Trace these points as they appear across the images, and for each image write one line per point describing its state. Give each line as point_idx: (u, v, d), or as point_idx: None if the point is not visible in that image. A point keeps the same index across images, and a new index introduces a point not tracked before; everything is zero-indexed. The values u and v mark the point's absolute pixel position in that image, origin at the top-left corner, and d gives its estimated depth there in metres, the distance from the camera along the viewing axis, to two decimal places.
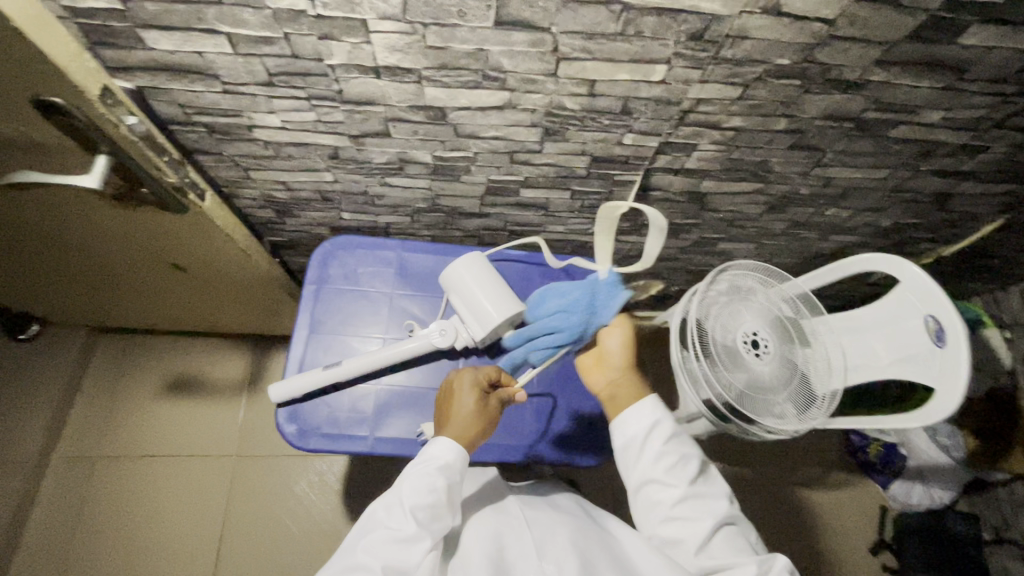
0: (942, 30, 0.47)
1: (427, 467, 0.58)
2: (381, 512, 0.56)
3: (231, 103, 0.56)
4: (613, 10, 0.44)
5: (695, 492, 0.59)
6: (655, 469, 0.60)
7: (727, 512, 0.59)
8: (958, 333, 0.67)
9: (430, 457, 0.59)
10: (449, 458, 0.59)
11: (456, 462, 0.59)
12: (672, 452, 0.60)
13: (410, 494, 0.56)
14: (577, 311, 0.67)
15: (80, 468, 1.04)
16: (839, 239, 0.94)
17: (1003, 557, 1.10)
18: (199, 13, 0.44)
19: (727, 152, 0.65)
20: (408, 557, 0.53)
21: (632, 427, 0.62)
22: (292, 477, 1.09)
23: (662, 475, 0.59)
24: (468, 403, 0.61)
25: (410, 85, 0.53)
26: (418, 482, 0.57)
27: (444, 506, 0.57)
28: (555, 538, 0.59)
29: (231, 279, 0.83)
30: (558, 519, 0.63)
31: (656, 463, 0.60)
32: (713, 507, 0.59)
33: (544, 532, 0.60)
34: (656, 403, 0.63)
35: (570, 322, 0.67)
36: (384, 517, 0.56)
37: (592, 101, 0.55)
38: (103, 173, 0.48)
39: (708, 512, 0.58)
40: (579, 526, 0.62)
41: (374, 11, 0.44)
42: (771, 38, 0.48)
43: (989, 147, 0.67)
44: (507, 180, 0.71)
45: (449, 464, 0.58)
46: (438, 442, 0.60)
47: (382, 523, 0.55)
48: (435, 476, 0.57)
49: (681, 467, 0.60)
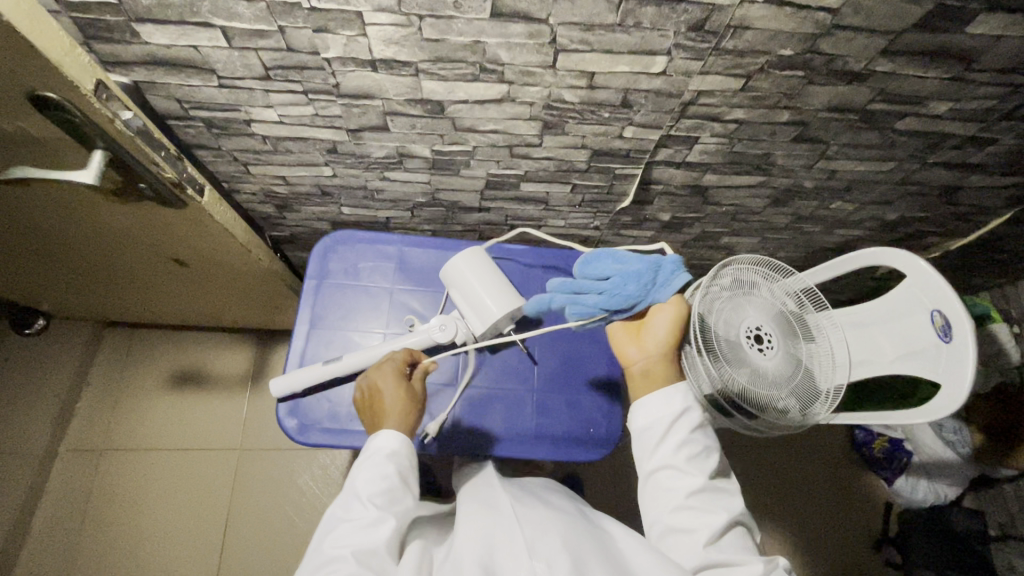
0: (950, 19, 0.46)
1: (373, 455, 0.59)
2: (338, 511, 0.57)
3: (228, 98, 0.55)
4: (611, 1, 0.43)
5: (711, 486, 0.60)
6: (675, 456, 0.60)
7: (739, 510, 0.60)
8: (966, 333, 0.66)
9: (375, 448, 0.59)
10: (393, 442, 0.59)
11: (400, 446, 0.60)
12: (694, 442, 0.61)
13: (363, 484, 0.57)
14: (638, 280, 0.58)
15: (87, 460, 1.06)
16: (845, 233, 0.93)
17: (1010, 553, 1.09)
18: (193, 7, 0.44)
19: (729, 145, 0.64)
20: (375, 539, 0.53)
21: (657, 409, 0.62)
22: (296, 470, 1.09)
23: (682, 463, 0.60)
24: (391, 389, 0.62)
25: (407, 78, 0.52)
26: (369, 471, 0.58)
27: (399, 489, 0.58)
28: (548, 535, 0.57)
29: (231, 274, 0.83)
30: (551, 517, 0.61)
31: (678, 451, 0.60)
32: (727, 502, 0.60)
33: (536, 530, 0.58)
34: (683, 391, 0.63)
35: (624, 290, 0.58)
36: (344, 513, 0.56)
37: (591, 94, 0.55)
38: (99, 170, 0.47)
39: (722, 506, 0.59)
40: (569, 525, 0.60)
41: (369, 3, 0.43)
42: (774, 28, 0.47)
43: (998, 139, 0.65)
44: (507, 174, 0.71)
45: (395, 448, 0.59)
46: (379, 435, 0.60)
47: (343, 519, 0.56)
48: (385, 463, 0.58)
49: (700, 459, 0.61)
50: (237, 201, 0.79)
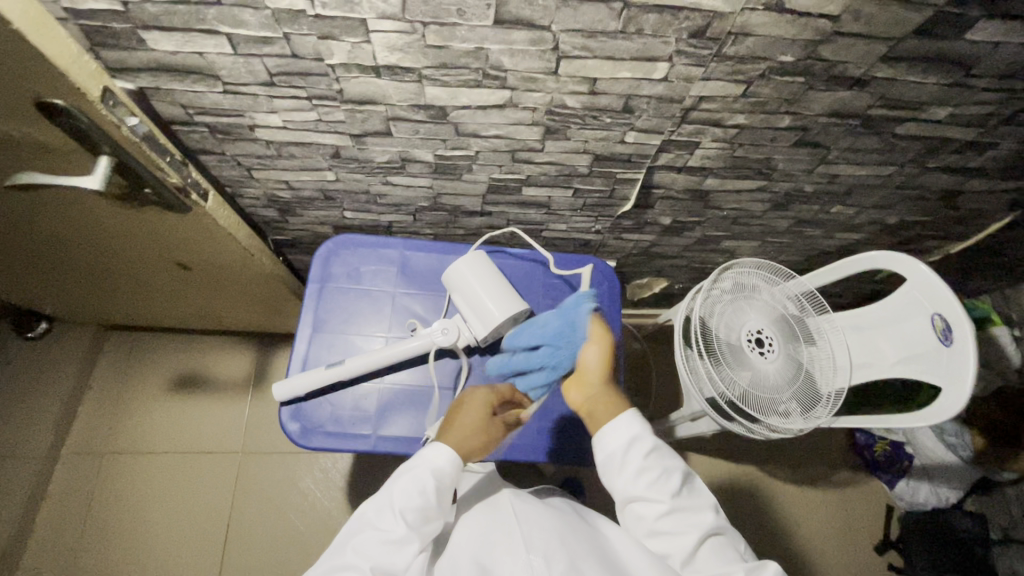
0: (949, 25, 0.47)
1: (417, 468, 0.59)
2: (370, 513, 0.58)
3: (232, 103, 0.56)
4: (613, 8, 0.44)
5: (679, 506, 0.58)
6: (636, 486, 0.58)
7: (713, 523, 0.58)
8: (966, 332, 0.66)
9: (424, 460, 0.59)
10: (445, 464, 0.59)
11: (450, 468, 0.59)
12: (653, 467, 0.59)
13: (399, 497, 0.57)
14: (562, 343, 0.64)
15: (88, 463, 1.06)
16: (845, 237, 0.93)
17: (1012, 557, 1.08)
18: (199, 14, 0.44)
19: (730, 149, 0.65)
20: (396, 560, 0.54)
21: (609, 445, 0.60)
22: (298, 474, 1.10)
23: (644, 492, 0.58)
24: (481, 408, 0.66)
25: (410, 84, 0.52)
26: (408, 484, 0.58)
27: (432, 509, 0.58)
28: (545, 533, 0.58)
29: (235, 278, 0.84)
30: (547, 514, 0.62)
31: (638, 479, 0.59)
32: (699, 520, 0.58)
33: (533, 526, 0.59)
34: (632, 417, 0.61)
35: (559, 356, 0.64)
36: (372, 519, 0.57)
37: (593, 100, 0.55)
38: (105, 176, 0.47)
39: (694, 525, 0.57)
40: (566, 522, 0.61)
41: (373, 10, 0.44)
42: (775, 35, 0.47)
43: (998, 144, 0.66)
44: (509, 179, 0.71)
45: (442, 468, 0.59)
46: (438, 447, 0.60)
47: (370, 525, 0.57)
48: (426, 480, 0.58)
49: (664, 482, 0.59)
50: (240, 205, 0.79)
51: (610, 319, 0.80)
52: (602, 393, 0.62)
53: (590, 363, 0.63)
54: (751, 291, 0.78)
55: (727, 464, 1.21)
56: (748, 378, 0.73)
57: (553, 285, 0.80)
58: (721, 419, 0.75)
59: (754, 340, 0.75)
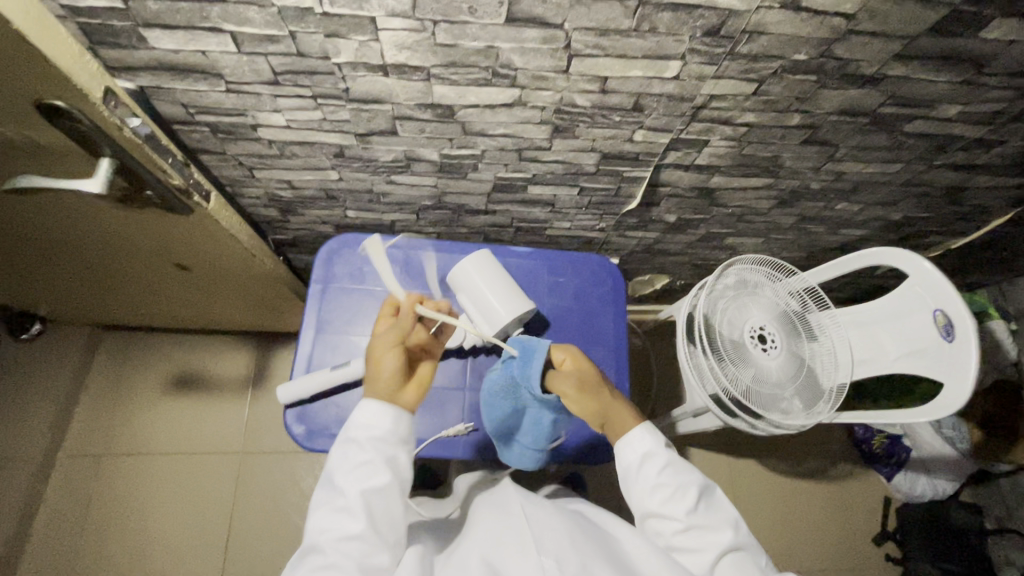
0: (964, 24, 0.46)
1: (347, 432, 0.57)
2: (321, 492, 0.56)
3: (235, 103, 0.55)
4: (628, 6, 0.43)
5: (695, 522, 0.58)
6: (650, 501, 0.59)
7: (731, 540, 0.57)
8: (967, 326, 0.66)
9: (354, 421, 0.57)
10: (366, 414, 0.57)
11: (377, 419, 0.57)
12: (668, 482, 0.59)
13: (338, 464, 0.56)
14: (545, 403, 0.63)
15: (86, 465, 1.04)
16: (848, 233, 0.93)
17: (1006, 546, 1.11)
18: (203, 11, 0.43)
19: (738, 148, 0.64)
20: (351, 524, 0.53)
21: (623, 462, 0.61)
22: (299, 473, 1.09)
23: (657, 507, 0.59)
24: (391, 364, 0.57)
25: (418, 83, 0.51)
26: (343, 449, 0.56)
27: (375, 465, 0.55)
28: (557, 535, 0.57)
29: (235, 278, 0.83)
30: (558, 517, 0.61)
31: (653, 494, 0.59)
32: (716, 536, 0.57)
33: (544, 528, 0.58)
34: (646, 431, 0.61)
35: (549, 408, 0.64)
36: (323, 496, 0.56)
37: (603, 98, 0.54)
38: (106, 178, 0.46)
39: (711, 543, 0.57)
40: (575, 525, 0.61)
41: (383, 8, 0.43)
42: (789, 34, 0.47)
43: (1004, 141, 0.66)
44: (514, 178, 0.70)
45: (368, 422, 0.56)
46: (361, 405, 0.58)
47: (322, 501, 0.55)
48: (358, 436, 0.56)
49: (678, 497, 0.59)
50: (241, 205, 0.78)
51: (615, 317, 0.80)
52: (614, 421, 0.61)
53: (586, 415, 0.60)
54: (754, 288, 0.78)
55: (728, 459, 1.21)
56: (751, 374, 0.73)
57: (557, 284, 0.79)
58: (724, 416, 0.76)
59: (756, 336, 0.75)
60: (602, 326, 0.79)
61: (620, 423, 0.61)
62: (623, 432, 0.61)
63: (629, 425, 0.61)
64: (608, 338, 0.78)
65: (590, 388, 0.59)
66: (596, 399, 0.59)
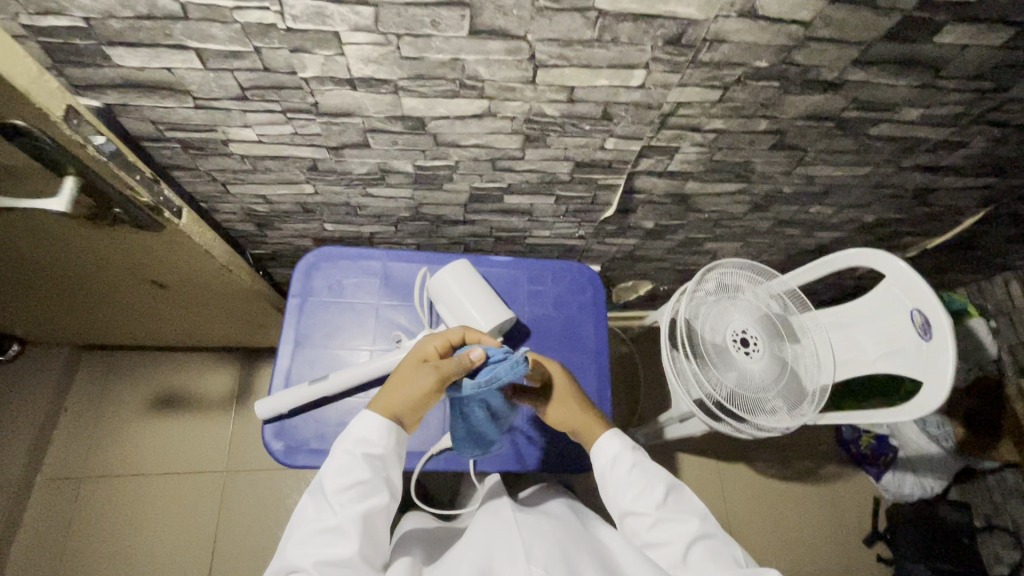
0: (918, 30, 0.47)
1: (345, 446, 0.56)
2: (308, 506, 0.54)
3: (204, 118, 0.55)
4: (589, 17, 0.43)
5: (664, 515, 0.58)
6: (622, 501, 0.59)
7: (699, 529, 0.56)
8: (943, 325, 0.66)
9: (349, 433, 0.57)
10: (369, 429, 0.56)
11: (379, 437, 0.56)
12: (637, 479, 0.59)
13: (331, 478, 0.54)
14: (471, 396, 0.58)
15: (67, 489, 1.02)
16: (824, 235, 0.94)
17: (995, 544, 1.12)
18: (166, 29, 0.43)
19: (709, 154, 0.65)
20: (337, 547, 0.51)
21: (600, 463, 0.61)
22: (285, 490, 1.08)
23: (628, 507, 0.59)
24: (401, 383, 0.57)
25: (386, 96, 0.52)
26: (338, 464, 0.55)
27: (370, 487, 0.55)
28: (547, 545, 0.55)
29: (213, 294, 0.82)
30: (548, 526, 0.59)
31: (623, 493, 0.59)
32: (686, 527, 0.57)
33: (534, 536, 0.56)
34: (619, 435, 0.62)
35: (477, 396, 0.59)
36: (313, 510, 0.54)
37: (571, 107, 0.55)
38: (71, 197, 0.46)
39: (681, 533, 0.56)
40: (567, 534, 0.58)
41: (346, 23, 0.43)
42: (749, 41, 0.47)
43: (969, 142, 0.67)
44: (490, 188, 0.71)
45: (367, 438, 0.56)
46: (363, 417, 0.57)
47: (312, 517, 0.53)
48: (354, 453, 0.55)
49: (648, 493, 0.59)
50: (217, 220, 0.78)
51: (595, 325, 0.80)
52: (578, 417, 0.62)
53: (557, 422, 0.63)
54: (734, 291, 0.78)
55: (717, 463, 1.21)
56: (733, 378, 0.73)
57: (537, 292, 0.79)
58: (709, 420, 0.75)
59: (738, 339, 0.75)
60: (583, 333, 0.79)
61: (589, 429, 0.62)
62: (594, 438, 0.62)
63: (598, 431, 0.62)
64: (589, 346, 0.78)
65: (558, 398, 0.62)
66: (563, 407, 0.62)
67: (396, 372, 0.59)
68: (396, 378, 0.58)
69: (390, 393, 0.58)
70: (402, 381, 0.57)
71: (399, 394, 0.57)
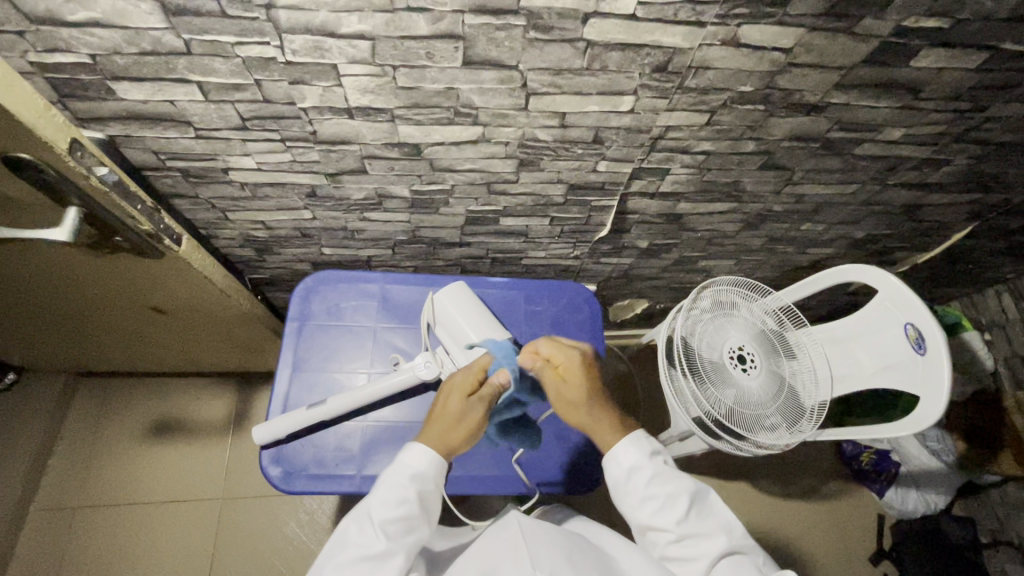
0: (896, 54, 0.49)
1: (397, 476, 0.56)
2: (350, 528, 0.54)
3: (205, 148, 0.56)
4: (578, 47, 0.45)
5: (687, 530, 0.57)
6: (640, 515, 0.59)
7: (724, 545, 0.56)
8: (937, 340, 0.67)
9: (401, 462, 0.57)
10: (424, 464, 0.57)
11: (432, 472, 0.57)
12: (657, 493, 0.58)
13: (379, 506, 0.54)
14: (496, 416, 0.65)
15: (60, 520, 1.01)
16: (816, 252, 0.96)
17: (1002, 560, 1.10)
18: (169, 64, 0.45)
19: (699, 175, 0.67)
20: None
21: (615, 470, 0.60)
22: (282, 516, 1.06)
23: (649, 521, 0.58)
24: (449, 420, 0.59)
25: (384, 124, 0.53)
26: (389, 494, 0.55)
27: (415, 520, 0.56)
28: (553, 549, 0.54)
29: (212, 319, 0.82)
30: (555, 532, 0.58)
31: (643, 507, 0.59)
32: (710, 543, 0.56)
33: (542, 542, 0.56)
34: (637, 441, 0.61)
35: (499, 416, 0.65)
36: (356, 534, 0.53)
37: (564, 132, 0.56)
38: (73, 226, 0.47)
39: (706, 550, 0.56)
40: (573, 540, 0.58)
41: (343, 55, 0.44)
42: (734, 68, 0.49)
43: (951, 160, 0.69)
44: (486, 211, 0.72)
45: (421, 472, 0.57)
46: (414, 448, 0.58)
47: (356, 541, 0.53)
48: (406, 484, 0.56)
49: (670, 507, 0.58)
50: (216, 246, 0.79)
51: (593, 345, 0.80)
52: (585, 423, 0.61)
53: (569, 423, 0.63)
54: (730, 308, 0.78)
55: (718, 481, 1.20)
56: (732, 395, 0.74)
57: (534, 313, 0.80)
58: (708, 438, 0.75)
59: (735, 356, 0.76)
60: None
61: (602, 436, 0.62)
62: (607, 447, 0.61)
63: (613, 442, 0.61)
64: None
65: (573, 405, 0.61)
66: (575, 415, 0.61)
67: (438, 408, 0.61)
68: (443, 415, 0.60)
69: (437, 432, 0.59)
70: (450, 422, 0.59)
71: (448, 434, 0.59)
